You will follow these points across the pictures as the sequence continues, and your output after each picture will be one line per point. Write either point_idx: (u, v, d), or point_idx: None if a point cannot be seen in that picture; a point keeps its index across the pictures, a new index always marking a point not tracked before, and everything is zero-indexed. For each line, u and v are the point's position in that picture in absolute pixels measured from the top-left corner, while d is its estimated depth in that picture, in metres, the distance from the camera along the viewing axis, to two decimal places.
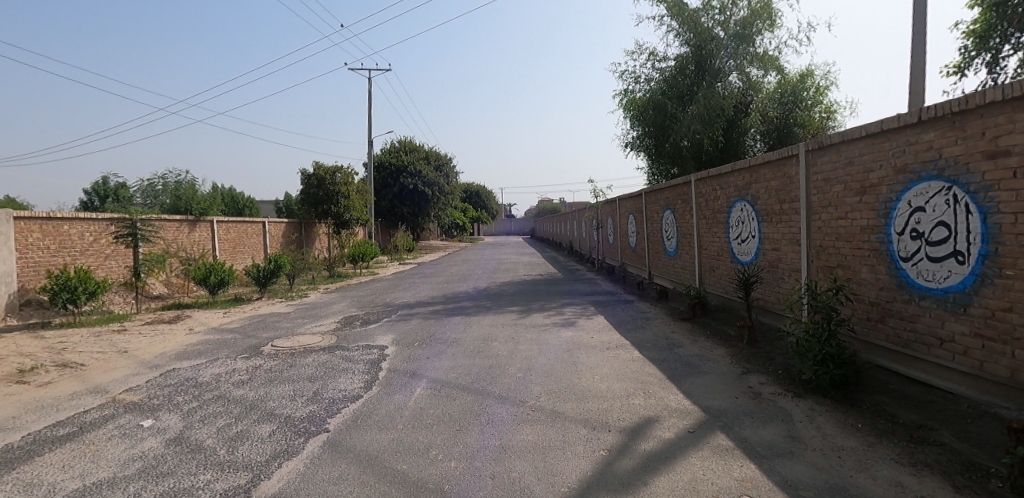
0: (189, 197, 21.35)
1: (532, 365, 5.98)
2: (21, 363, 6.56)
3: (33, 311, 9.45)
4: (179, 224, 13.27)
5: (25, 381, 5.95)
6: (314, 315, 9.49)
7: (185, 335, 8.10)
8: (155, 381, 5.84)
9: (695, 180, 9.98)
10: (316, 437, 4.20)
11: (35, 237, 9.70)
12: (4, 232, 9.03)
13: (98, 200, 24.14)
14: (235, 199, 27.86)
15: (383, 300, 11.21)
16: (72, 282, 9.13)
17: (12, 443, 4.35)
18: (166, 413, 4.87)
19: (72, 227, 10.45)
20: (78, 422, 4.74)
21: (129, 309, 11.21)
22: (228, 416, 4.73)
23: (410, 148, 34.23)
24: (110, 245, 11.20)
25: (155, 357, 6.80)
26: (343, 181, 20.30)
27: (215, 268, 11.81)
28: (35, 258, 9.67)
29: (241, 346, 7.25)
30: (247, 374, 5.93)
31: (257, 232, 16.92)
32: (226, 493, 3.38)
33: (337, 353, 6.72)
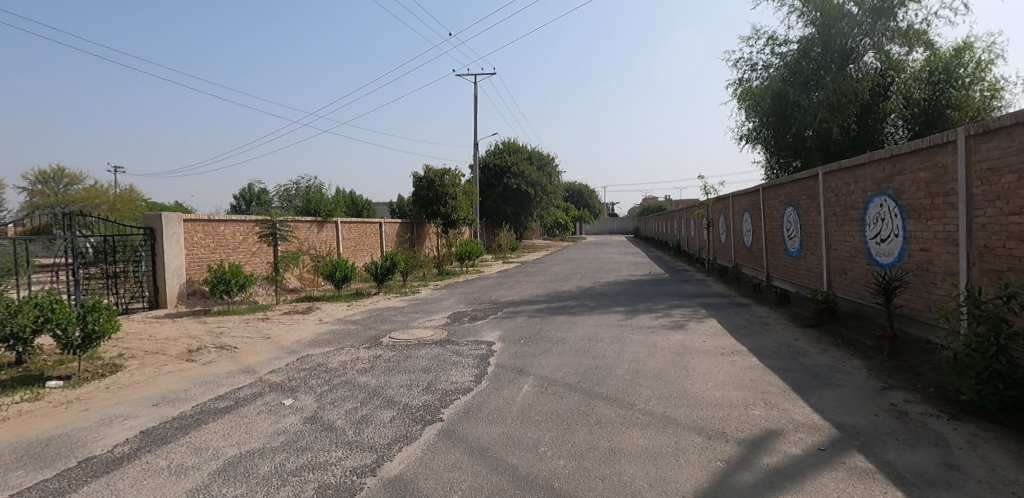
0: (317, 200, 23.66)
1: (640, 368, 5.81)
2: (190, 343, 7.72)
3: (197, 299, 11.07)
4: (310, 225, 14.73)
5: (193, 359, 6.99)
6: (426, 310, 10.05)
7: (315, 325, 8.99)
8: (293, 364, 6.54)
9: (823, 174, 9.08)
10: (432, 426, 4.44)
11: (198, 236, 11.31)
12: (176, 232, 10.64)
13: (245, 204, 27.71)
14: (355, 202, 30.34)
15: (489, 297, 11.56)
16: (226, 275, 10.51)
17: (186, 411, 5.13)
18: (303, 394, 5.45)
19: (227, 227, 12.01)
20: (234, 397, 5.45)
21: (270, 299, 12.68)
22: (355, 400, 5.18)
23: (513, 149, 35.06)
24: (256, 243, 12.74)
25: (292, 343, 7.63)
26: (451, 183, 21.30)
27: (340, 265, 12.92)
28: (199, 255, 11.29)
29: (363, 337, 7.89)
30: (369, 363, 6.43)
31: (374, 232, 18.28)
32: (355, 471, 3.69)
33: (448, 347, 7.04)
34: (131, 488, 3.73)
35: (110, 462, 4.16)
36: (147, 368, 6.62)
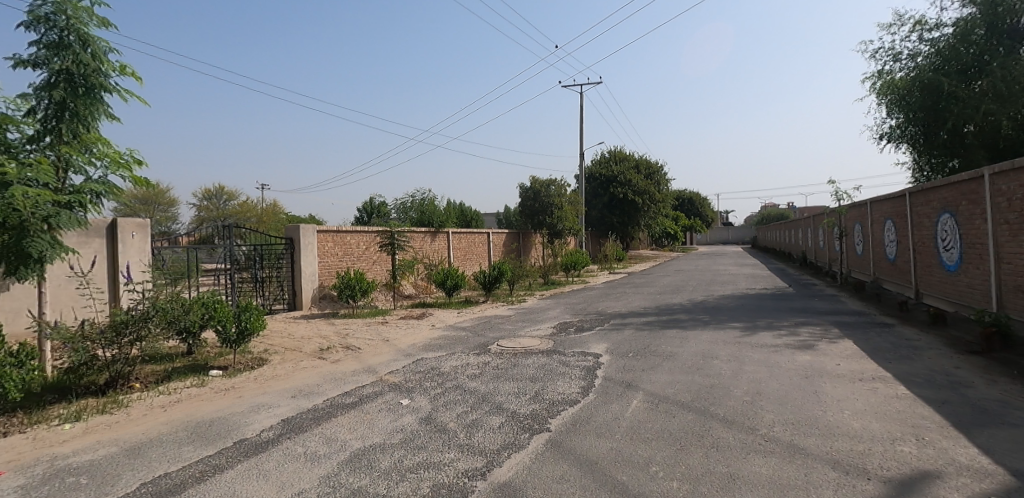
0: (431, 211, 25.15)
1: (761, 389, 5.38)
2: (322, 342, 8.57)
3: (327, 303, 12.26)
4: (424, 235, 15.67)
5: (324, 356, 7.75)
6: (532, 319, 10.19)
7: (429, 330, 9.51)
8: (410, 367, 6.98)
9: (991, 175, 7.79)
10: (540, 435, 4.48)
11: (329, 245, 12.54)
12: (311, 241, 11.89)
13: (368, 216, 30.28)
14: (464, 213, 31.73)
15: (595, 308, 11.43)
16: (352, 281, 11.52)
17: (318, 404, 5.69)
18: (418, 395, 5.79)
19: (353, 237, 13.18)
20: (358, 394, 5.94)
21: (389, 305, 13.66)
22: (466, 404, 5.39)
23: (620, 157, 34.54)
24: (377, 252, 13.82)
25: (409, 347, 8.14)
26: (557, 193, 21.47)
27: (451, 273, 13.56)
28: (329, 262, 12.51)
29: (473, 343, 8.19)
30: (479, 369, 6.65)
31: (483, 242, 18.96)
32: (466, 473, 3.83)
33: (555, 357, 7.07)
34: (275, 470, 4.21)
35: (258, 445, 4.74)
36: (287, 363, 7.44)
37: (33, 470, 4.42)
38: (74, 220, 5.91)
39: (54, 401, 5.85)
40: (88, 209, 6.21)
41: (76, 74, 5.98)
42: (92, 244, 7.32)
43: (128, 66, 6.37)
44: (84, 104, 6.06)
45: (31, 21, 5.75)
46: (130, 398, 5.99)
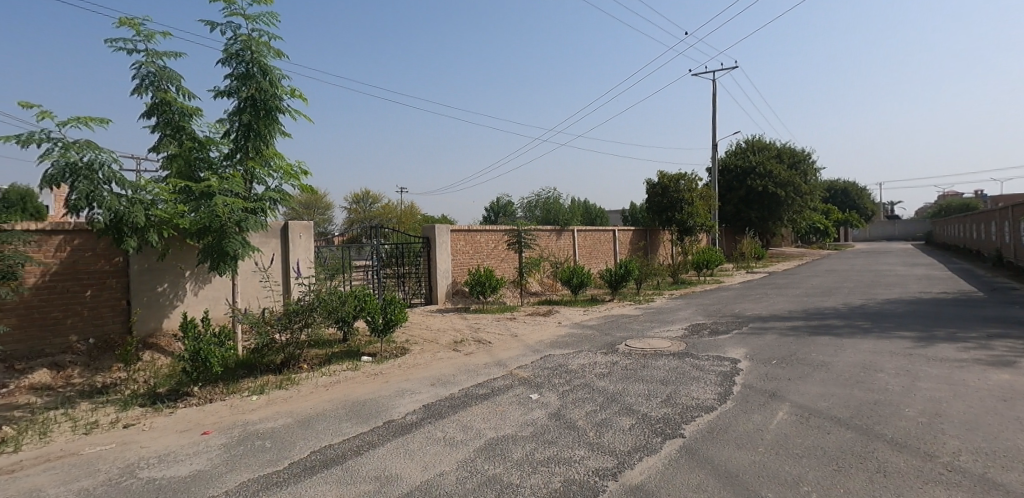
0: (556, 210, 25.48)
1: (941, 410, 4.62)
2: (456, 335, 9.13)
3: (460, 298, 13.02)
4: (549, 233, 15.91)
5: (459, 349, 8.25)
6: (662, 320, 9.83)
7: (555, 327, 9.64)
8: (538, 362, 7.14)
9: None
10: (673, 440, 4.32)
11: (461, 244, 13.30)
12: (445, 240, 12.71)
13: (496, 216, 31.61)
14: (588, 211, 31.62)
15: (731, 310, 10.68)
16: (482, 278, 12.10)
17: (454, 393, 6.08)
18: (547, 391, 5.91)
19: (482, 236, 13.83)
20: (490, 386, 6.24)
21: (516, 301, 14.10)
22: (595, 403, 5.38)
23: (758, 147, 31.89)
24: (505, 250, 14.35)
25: (536, 343, 8.33)
26: (687, 188, 20.43)
27: (576, 271, 13.59)
28: (461, 260, 13.28)
29: (600, 342, 8.14)
30: (607, 368, 6.60)
31: (609, 239, 18.72)
32: (597, 472, 3.84)
33: (687, 360, 6.75)
34: (419, 451, 4.60)
35: (403, 427, 5.21)
36: (426, 353, 8.07)
37: (233, 431, 5.34)
38: (259, 223, 6.96)
39: (245, 375, 6.98)
40: (269, 214, 7.28)
41: (258, 99, 7.04)
42: (270, 244, 8.59)
43: (297, 88, 7.32)
44: (264, 124, 7.12)
45: (226, 58, 6.90)
46: (300, 377, 6.94)
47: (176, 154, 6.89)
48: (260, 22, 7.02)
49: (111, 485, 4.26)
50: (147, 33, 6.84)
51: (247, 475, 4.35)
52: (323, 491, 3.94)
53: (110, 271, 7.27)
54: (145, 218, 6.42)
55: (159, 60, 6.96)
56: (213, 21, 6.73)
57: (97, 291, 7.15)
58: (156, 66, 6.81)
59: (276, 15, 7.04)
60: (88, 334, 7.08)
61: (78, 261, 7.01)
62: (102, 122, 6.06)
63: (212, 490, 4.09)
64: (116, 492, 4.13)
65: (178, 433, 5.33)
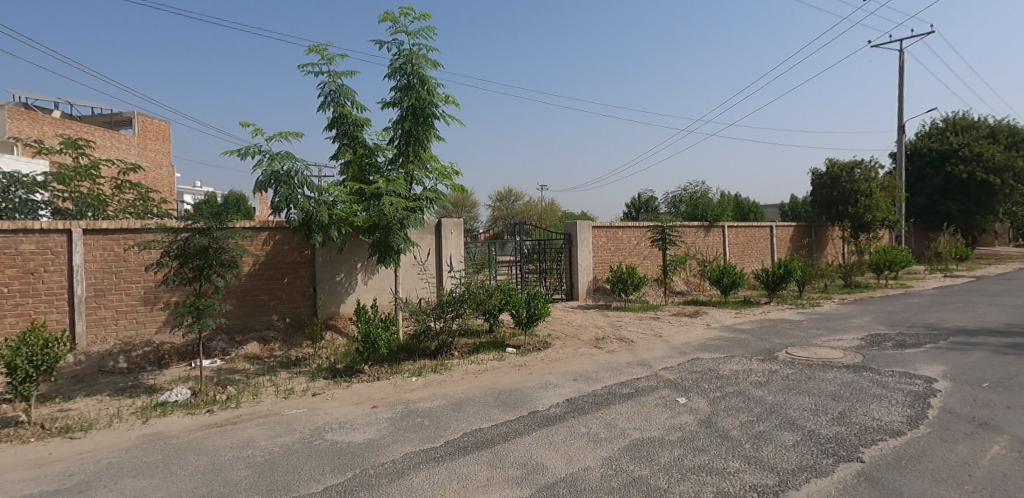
0: (703, 204, 24.02)
1: None
2: (598, 332, 9.10)
3: (600, 295, 12.96)
4: (696, 229, 15.07)
5: (600, 346, 8.22)
6: (831, 327, 8.72)
7: (703, 330, 9.08)
8: (685, 365, 6.81)
9: None
10: (848, 464, 3.82)
11: (602, 240, 13.21)
12: (587, 236, 12.72)
13: (637, 212, 30.83)
14: (740, 205, 29.27)
15: (924, 320, 9.08)
16: (624, 275, 11.87)
17: (597, 390, 6.08)
18: (696, 396, 5.61)
19: (624, 233, 13.58)
20: (634, 386, 6.11)
21: (660, 300, 13.61)
22: (751, 413, 4.98)
23: (961, 126, 26.63)
24: (648, 247, 13.94)
25: (683, 345, 7.95)
26: (863, 177, 17.85)
27: (727, 270, 12.66)
28: (602, 256, 13.19)
29: (756, 348, 7.49)
30: (765, 377, 6.06)
31: (765, 236, 17.13)
32: (755, 488, 3.55)
33: (866, 375, 5.90)
34: (563, 443, 4.68)
35: (548, 418, 5.34)
36: (568, 348, 8.17)
37: (397, 407, 5.97)
38: (418, 221, 7.62)
39: (406, 358, 7.73)
40: (426, 212, 7.93)
41: (417, 108, 7.71)
42: (426, 240, 9.39)
43: (450, 95, 7.85)
44: (422, 130, 7.78)
45: (391, 72, 7.67)
46: (452, 363, 7.48)
47: (352, 160, 7.86)
48: (419, 36, 7.67)
49: (305, 443, 5.03)
50: (329, 56, 7.88)
51: (410, 447, 4.82)
52: (476, 470, 4.21)
53: (302, 262, 8.56)
54: (328, 217, 7.44)
55: (338, 79, 7.98)
56: (381, 40, 7.52)
57: (292, 279, 8.47)
58: (336, 84, 7.82)
59: (433, 29, 7.63)
60: (285, 315, 8.43)
61: (279, 253, 8.38)
62: (296, 136, 7.14)
63: (381, 458, 4.61)
64: (309, 450, 4.87)
65: (353, 404, 6.10)
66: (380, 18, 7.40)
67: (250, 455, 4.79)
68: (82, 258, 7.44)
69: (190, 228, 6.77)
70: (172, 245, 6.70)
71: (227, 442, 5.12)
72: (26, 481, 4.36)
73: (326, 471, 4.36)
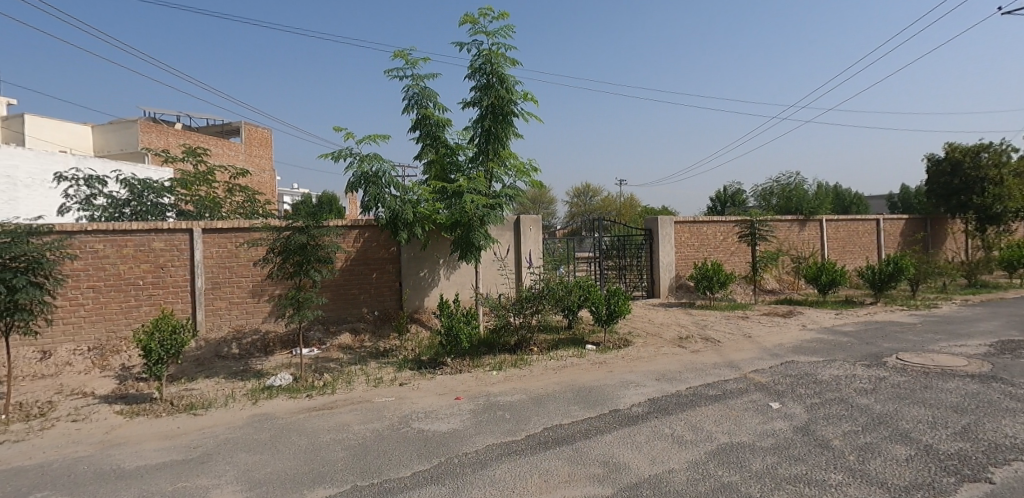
0: (798, 196, 22.39)
1: None
2: (681, 331, 8.79)
3: (683, 293, 12.50)
4: (790, 223, 14.10)
5: (684, 345, 7.93)
6: (952, 332, 7.82)
7: (799, 331, 8.47)
8: (778, 368, 6.41)
9: None
10: (974, 485, 3.42)
11: (685, 236, 12.72)
12: (668, 232, 12.32)
13: (722, 206, 29.35)
14: (840, 197, 26.95)
15: None
16: (709, 272, 11.36)
17: (682, 390, 5.88)
18: (791, 401, 5.26)
19: (709, 228, 12.99)
20: (722, 388, 5.84)
21: (748, 299, 12.90)
22: (855, 423, 4.59)
23: None
24: (735, 243, 13.25)
25: (776, 347, 7.48)
26: (992, 162, 15.79)
27: (826, 267, 11.73)
28: (685, 253, 12.70)
29: (861, 353, 6.89)
30: (871, 384, 5.56)
31: (870, 231, 15.67)
32: None
33: (996, 386, 5.24)
34: (646, 443, 4.58)
35: (630, 417, 5.25)
36: (649, 346, 7.96)
37: (479, 400, 6.13)
38: (498, 218, 7.77)
39: (486, 352, 7.92)
40: (505, 209, 8.06)
41: (497, 106, 7.84)
42: (506, 236, 9.54)
43: (529, 92, 7.90)
44: (502, 128, 7.91)
45: (471, 72, 7.84)
46: (531, 359, 7.56)
47: (434, 160, 8.14)
48: (498, 36, 7.79)
49: (394, 430, 5.31)
50: (413, 61, 8.20)
51: (492, 439, 4.94)
52: (558, 466, 4.23)
53: (388, 258, 9.01)
54: (413, 215, 7.76)
55: (421, 82, 8.29)
56: (462, 42, 7.72)
57: (380, 274, 8.95)
58: (419, 87, 8.13)
59: (511, 28, 7.72)
60: (374, 308, 8.92)
61: (368, 250, 8.87)
62: (384, 139, 7.51)
63: (465, 448, 4.76)
64: (398, 436, 5.13)
65: (437, 395, 6.34)
66: (461, 20, 7.60)
67: (345, 438, 5.14)
68: (201, 254, 8.32)
69: (291, 227, 7.35)
70: (276, 243, 7.32)
71: (325, 425, 5.52)
72: (161, 450, 4.97)
73: (414, 458, 4.58)
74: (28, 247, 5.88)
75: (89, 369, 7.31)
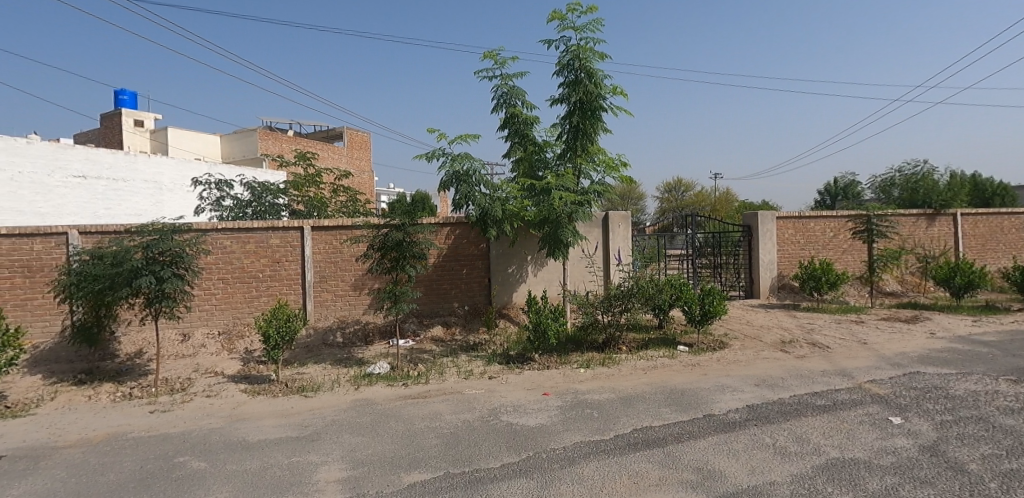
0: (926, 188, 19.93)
1: None
2: (784, 335, 8.20)
3: (787, 294, 11.65)
4: (915, 218, 12.62)
5: (787, 350, 7.39)
6: None
7: (926, 339, 7.56)
8: (901, 380, 5.78)
9: None
10: None
11: (790, 232, 11.81)
12: (770, 228, 11.51)
13: (833, 199, 26.89)
14: (980, 188, 23.62)
15: None
16: (817, 272, 10.48)
17: (785, 398, 5.49)
18: (916, 417, 4.72)
19: (817, 224, 11.97)
20: (831, 398, 5.38)
21: (863, 301, 11.75)
22: (997, 445, 4.02)
23: None
24: (848, 240, 12.11)
25: (898, 355, 6.75)
26: None
27: (960, 268, 10.37)
28: (789, 250, 11.81)
29: (1006, 366, 6.02)
30: (1020, 402, 4.84)
31: (1019, 225, 13.59)
32: None
33: None
34: (744, 452, 4.33)
35: (726, 424, 4.99)
36: (748, 350, 7.51)
37: (567, 397, 6.14)
38: (586, 214, 7.71)
39: (574, 349, 7.90)
40: (593, 205, 7.98)
41: (585, 101, 7.77)
42: (594, 233, 9.44)
43: (618, 85, 7.74)
44: (590, 124, 7.83)
45: (559, 69, 7.83)
46: (620, 358, 7.43)
47: (522, 157, 8.24)
48: (586, 31, 7.71)
49: (483, 421, 5.47)
50: (502, 60, 8.36)
51: (580, 437, 4.93)
52: (648, 468, 4.13)
53: (478, 255, 9.27)
54: (501, 212, 7.93)
55: (510, 81, 8.42)
56: (550, 39, 7.73)
57: (470, 269, 9.23)
58: (508, 86, 8.27)
59: (600, 21, 7.60)
60: (464, 303, 9.24)
61: (459, 246, 9.19)
62: (474, 138, 7.73)
63: (553, 444, 4.79)
64: (487, 428, 5.28)
65: (525, 390, 6.44)
66: (549, 17, 7.61)
67: (438, 426, 5.39)
68: (311, 250, 9.08)
69: (388, 225, 7.81)
70: (375, 240, 7.81)
71: (420, 413, 5.81)
72: (278, 426, 5.51)
73: (503, 450, 4.69)
74: (172, 243, 6.77)
75: (219, 351, 8.27)
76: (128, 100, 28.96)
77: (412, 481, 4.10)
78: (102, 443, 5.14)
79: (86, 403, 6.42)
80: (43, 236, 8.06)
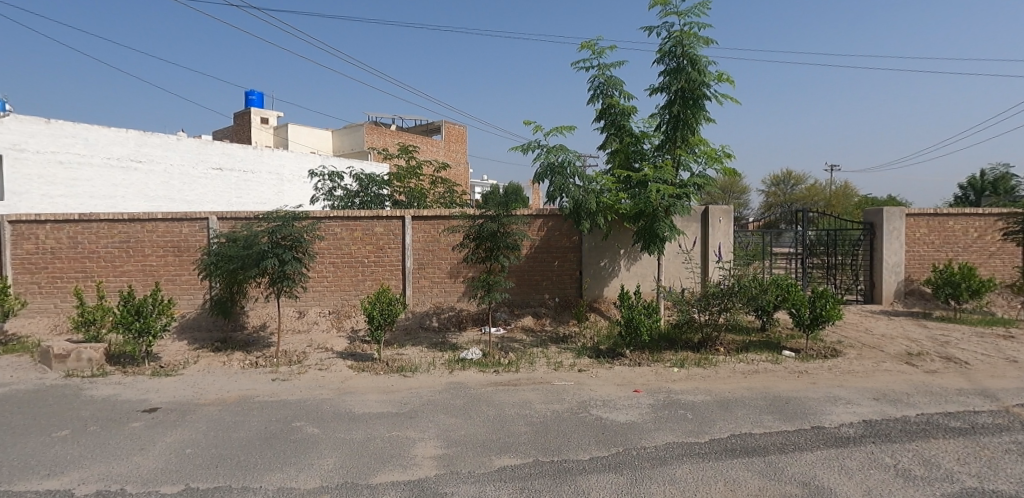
0: None
1: None
2: (910, 346, 7.35)
3: (915, 300, 10.41)
4: None
5: (914, 363, 6.63)
6: None
7: None
8: None
9: None
10: None
11: (922, 231, 10.50)
12: (898, 227, 10.31)
13: (976, 195, 23.51)
14: None
15: None
16: (955, 277, 9.24)
17: (910, 416, 4.95)
18: None
19: (957, 223, 10.54)
20: (969, 421, 4.76)
21: (1014, 313, 10.20)
22: None
23: None
24: (996, 242, 10.54)
25: None
26: None
27: None
28: (921, 252, 10.51)
29: None
30: None
31: None
32: None
33: None
34: (858, 471, 3.97)
35: (837, 438, 4.61)
36: (866, 360, 6.83)
37: (658, 395, 5.99)
38: (684, 208, 7.42)
39: (667, 347, 7.68)
40: (693, 199, 7.65)
41: (687, 90, 7.45)
42: (692, 228, 9.05)
43: (724, 72, 7.33)
44: (692, 113, 7.49)
45: (660, 57, 7.56)
46: (717, 359, 7.10)
47: (618, 149, 8.10)
48: (691, 15, 7.36)
49: (572, 413, 5.51)
50: (600, 50, 8.23)
51: (672, 438, 4.81)
52: (746, 477, 3.94)
53: (570, 247, 9.27)
54: (596, 205, 7.86)
55: (608, 71, 8.27)
56: (651, 26, 7.48)
57: (561, 262, 9.27)
58: (605, 76, 8.14)
59: (706, 4, 7.22)
60: (555, 294, 9.31)
61: (551, 238, 9.25)
62: (569, 130, 7.72)
63: (643, 442, 4.72)
64: (576, 420, 5.32)
65: (616, 385, 6.38)
66: (651, 3, 7.36)
67: (528, 414, 5.51)
68: (411, 239, 9.60)
69: (484, 216, 8.04)
70: (471, 230, 8.08)
71: (510, 400, 5.98)
72: (380, 401, 5.95)
73: (592, 443, 4.71)
74: (293, 229, 7.45)
75: (329, 329, 9.08)
76: (257, 100, 32.29)
77: (502, 464, 4.25)
78: (234, 403, 5.88)
79: (221, 368, 7.35)
80: (189, 220, 9.27)
